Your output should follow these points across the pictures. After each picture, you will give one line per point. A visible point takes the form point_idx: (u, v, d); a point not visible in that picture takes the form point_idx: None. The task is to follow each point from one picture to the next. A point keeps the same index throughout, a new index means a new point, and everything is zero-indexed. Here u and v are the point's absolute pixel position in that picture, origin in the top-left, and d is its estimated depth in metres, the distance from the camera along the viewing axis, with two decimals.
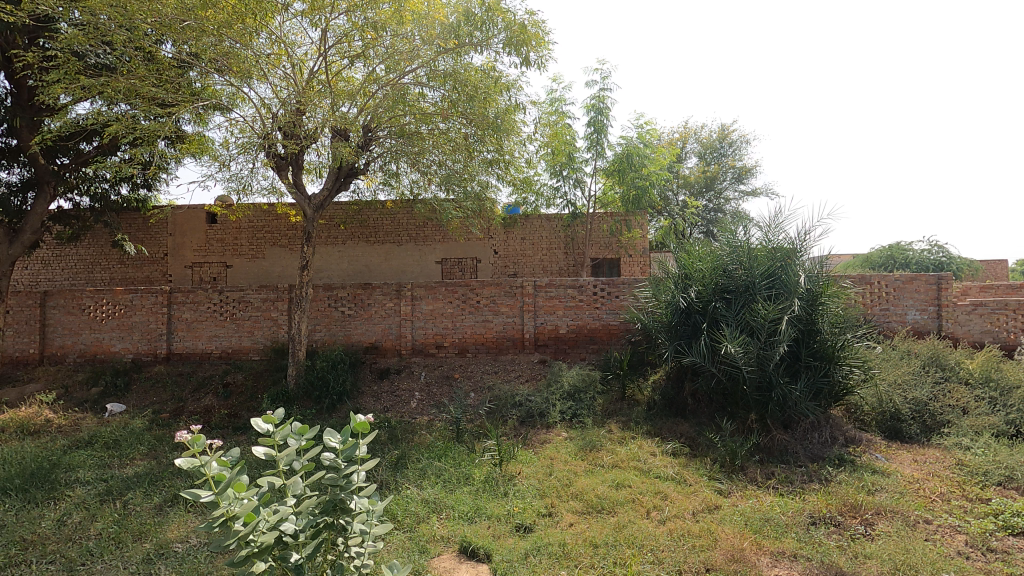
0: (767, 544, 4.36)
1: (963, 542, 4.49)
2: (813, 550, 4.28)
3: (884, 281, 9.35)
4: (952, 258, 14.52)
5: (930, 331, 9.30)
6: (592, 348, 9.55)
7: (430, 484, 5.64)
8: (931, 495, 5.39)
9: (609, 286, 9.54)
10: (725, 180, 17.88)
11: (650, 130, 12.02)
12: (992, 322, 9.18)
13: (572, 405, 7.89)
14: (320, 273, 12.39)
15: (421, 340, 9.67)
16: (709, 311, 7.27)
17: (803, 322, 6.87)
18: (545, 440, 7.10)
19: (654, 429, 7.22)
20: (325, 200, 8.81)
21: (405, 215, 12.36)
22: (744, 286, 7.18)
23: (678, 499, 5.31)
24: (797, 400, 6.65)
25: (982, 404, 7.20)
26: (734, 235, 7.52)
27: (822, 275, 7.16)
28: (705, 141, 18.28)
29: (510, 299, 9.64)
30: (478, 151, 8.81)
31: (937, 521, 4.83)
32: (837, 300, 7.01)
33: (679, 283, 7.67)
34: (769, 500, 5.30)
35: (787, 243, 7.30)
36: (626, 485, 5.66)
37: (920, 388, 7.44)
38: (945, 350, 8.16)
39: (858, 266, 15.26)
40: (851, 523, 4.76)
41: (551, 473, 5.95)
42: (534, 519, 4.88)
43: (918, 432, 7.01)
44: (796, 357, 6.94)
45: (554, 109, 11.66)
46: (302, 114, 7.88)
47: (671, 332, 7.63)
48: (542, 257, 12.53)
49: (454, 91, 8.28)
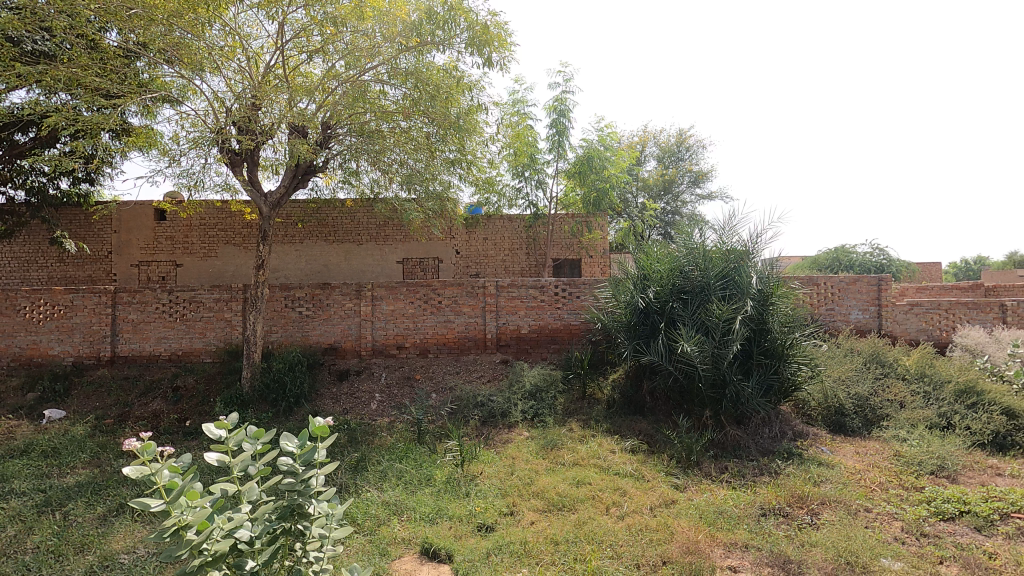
0: (720, 536, 4.52)
1: (899, 528, 4.77)
2: (763, 541, 4.46)
3: (829, 282, 9.81)
4: (892, 261, 15.40)
5: (872, 329, 9.81)
6: (554, 348, 9.66)
7: (391, 486, 5.58)
8: (871, 485, 5.69)
9: (570, 286, 9.66)
10: (683, 183, 18.32)
11: (611, 133, 12.20)
12: (926, 320, 9.75)
13: (533, 404, 7.96)
14: (276, 272, 12.07)
15: (382, 341, 9.56)
16: (667, 311, 7.48)
17: (755, 321, 7.13)
18: (507, 440, 7.13)
19: (614, 428, 7.37)
20: (282, 198, 8.55)
21: (365, 214, 12.19)
22: (700, 287, 7.44)
23: (636, 495, 5.44)
24: (749, 397, 6.90)
25: (917, 398, 7.60)
26: (690, 237, 7.78)
27: (772, 276, 7.45)
28: (664, 145, 18.73)
29: (472, 298, 9.66)
30: (440, 151, 8.79)
31: (876, 509, 5.10)
32: (787, 300, 7.31)
33: (637, 284, 7.89)
34: (722, 493, 5.49)
35: (740, 245, 7.58)
36: (587, 482, 5.76)
37: (861, 384, 7.81)
38: (885, 348, 8.61)
39: (807, 267, 15.93)
40: (799, 513, 4.99)
41: (512, 472, 5.99)
42: (496, 518, 4.91)
43: (861, 426, 7.36)
44: (748, 355, 7.21)
45: (515, 110, 11.67)
46: (258, 108, 7.69)
47: (630, 332, 7.82)
48: (503, 258, 12.58)
49: (416, 90, 8.18)
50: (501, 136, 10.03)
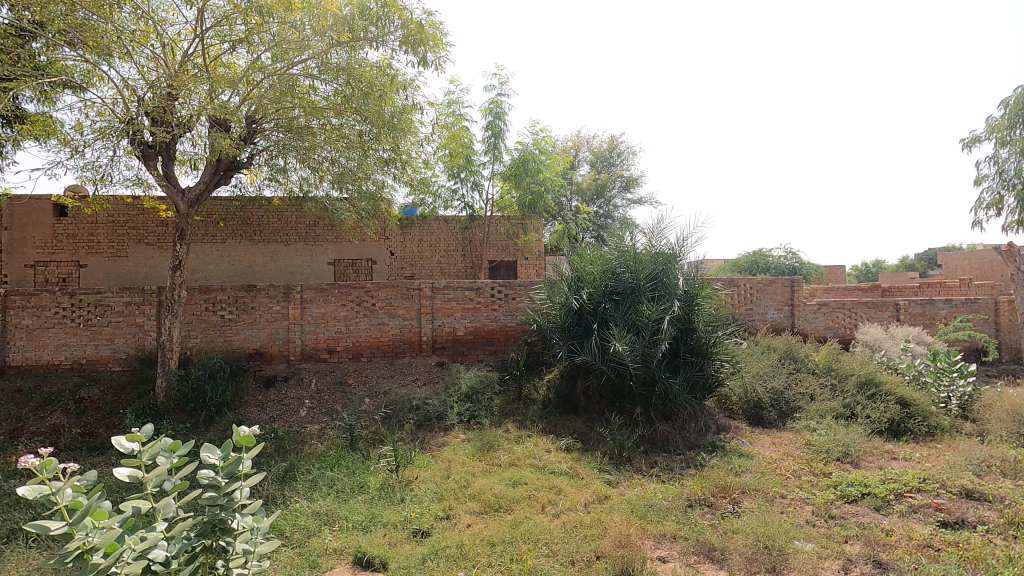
0: (650, 528, 4.69)
1: (810, 511, 5.14)
2: (689, 530, 4.66)
3: (748, 283, 10.43)
4: (803, 264, 16.58)
5: (786, 328, 10.52)
6: (490, 349, 9.68)
7: (321, 496, 5.38)
8: (786, 473, 6.09)
9: (506, 288, 9.71)
10: (614, 188, 18.88)
11: (545, 137, 12.39)
12: (832, 319, 10.58)
13: (469, 406, 7.93)
14: (195, 274, 11.34)
15: (312, 345, 9.21)
16: (600, 311, 7.68)
17: (682, 321, 7.46)
18: (443, 443, 7.06)
19: (549, 427, 7.48)
20: (202, 194, 8.04)
21: (294, 213, 11.70)
22: (631, 288, 7.69)
23: (571, 492, 5.54)
24: (676, 393, 7.21)
25: (825, 390, 8.21)
26: (622, 239, 8.03)
27: (697, 277, 7.82)
28: (597, 150, 19.24)
29: (407, 300, 9.50)
30: (374, 150, 8.59)
31: (791, 495, 5.47)
32: (711, 300, 7.70)
33: (571, 285, 8.05)
34: (652, 487, 5.70)
35: (668, 248, 7.91)
36: (523, 482, 5.81)
37: (777, 379, 8.35)
38: (798, 345, 9.26)
39: (728, 270, 16.85)
40: (722, 502, 5.27)
41: (448, 476, 5.93)
42: (432, 523, 4.85)
43: (777, 418, 7.87)
44: (676, 353, 7.53)
45: (450, 111, 11.61)
46: (174, 99, 7.20)
47: (565, 332, 7.97)
48: (439, 259, 12.47)
49: (348, 86, 8.01)
50: (437, 137, 9.94)
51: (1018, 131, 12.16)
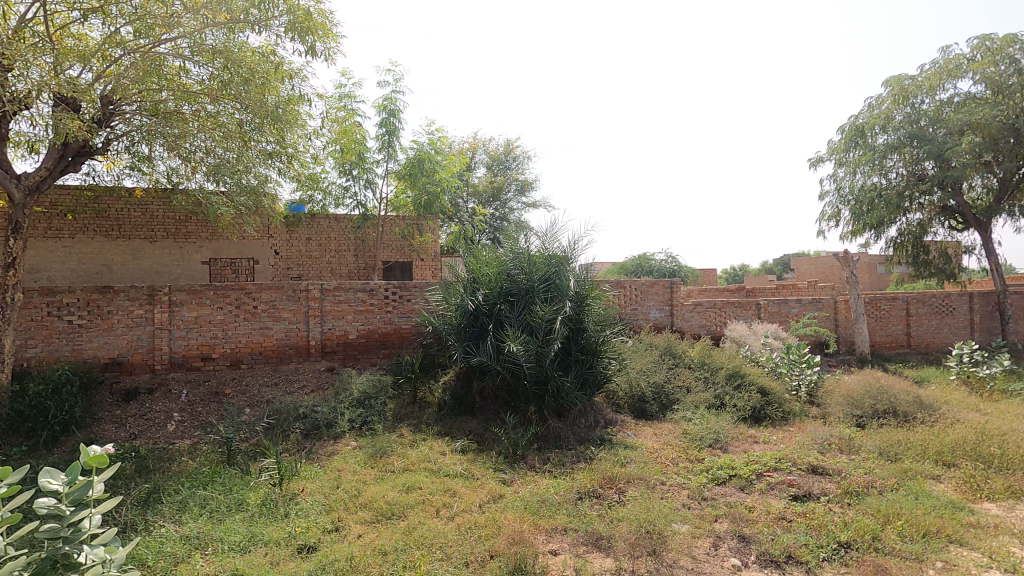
0: (542, 523, 4.82)
1: (686, 495, 5.57)
2: (579, 522, 4.85)
3: (633, 285, 11.10)
4: (682, 268, 17.96)
5: (666, 326, 11.33)
6: (384, 352, 9.41)
7: (192, 518, 4.89)
8: (665, 461, 6.55)
9: (400, 289, 9.50)
10: (510, 191, 19.19)
11: (441, 137, 12.28)
12: (705, 317, 11.58)
13: (361, 412, 7.65)
14: (34, 273, 9.84)
15: (183, 353, 8.38)
16: (495, 312, 7.77)
17: (573, 321, 7.76)
18: (332, 452, 6.74)
19: (444, 429, 7.42)
20: (43, 181, 7.00)
21: (161, 207, 10.56)
22: (525, 289, 7.86)
23: (466, 494, 5.54)
24: (567, 391, 7.48)
25: (699, 383, 8.94)
26: (517, 242, 8.18)
27: (587, 279, 8.18)
28: (493, 153, 19.46)
29: (293, 303, 8.95)
30: (256, 141, 8.02)
31: (670, 481, 5.89)
32: (599, 301, 8.08)
33: (467, 286, 8.07)
34: (544, 483, 5.85)
35: (560, 251, 8.19)
36: (418, 487, 5.70)
37: (658, 374, 8.96)
38: (676, 342, 10.00)
39: (616, 273, 17.81)
40: (609, 493, 5.54)
41: (338, 486, 5.66)
42: (319, 537, 4.60)
43: (658, 410, 8.43)
44: (568, 352, 7.82)
45: (341, 105, 11.13)
46: (7, 70, 6.21)
47: (460, 334, 7.97)
48: (329, 260, 11.89)
49: (226, 71, 7.41)
50: (326, 131, 9.49)
51: (851, 154, 14.13)
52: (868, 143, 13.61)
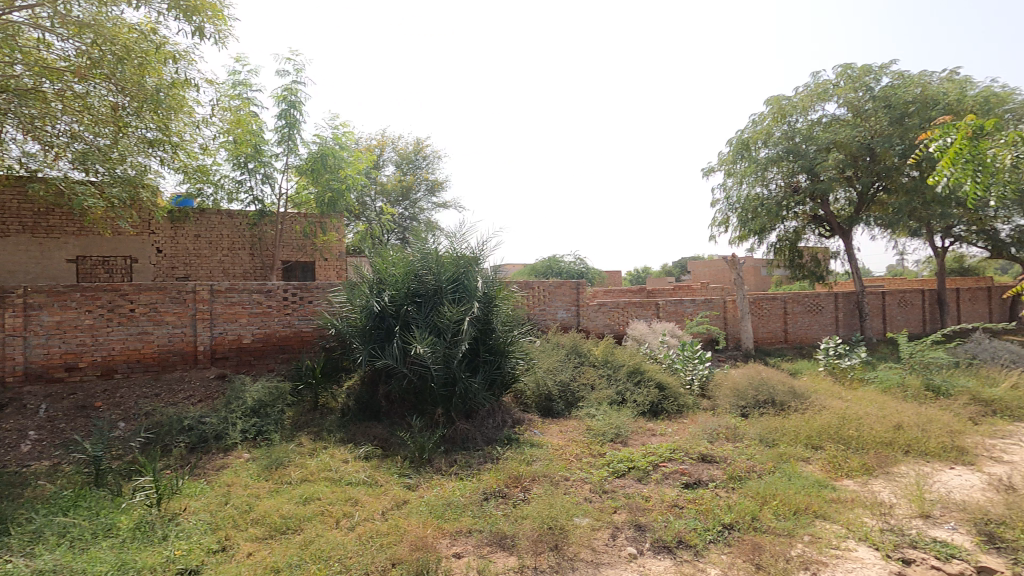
0: (447, 527, 4.77)
1: (588, 489, 5.74)
2: (484, 523, 4.84)
3: (541, 286, 11.32)
4: (589, 270, 18.61)
5: (573, 326, 11.67)
6: (282, 357, 8.88)
7: (48, 549, 4.31)
8: (570, 457, 6.73)
9: (301, 290, 9.01)
10: (420, 191, 18.90)
11: (346, 132, 11.81)
12: (610, 317, 12.07)
13: (256, 422, 7.15)
14: None
15: (42, 363, 7.41)
16: (401, 314, 7.59)
17: (481, 322, 7.76)
18: (222, 466, 6.25)
19: (347, 436, 7.13)
20: None
21: (14, 197, 9.31)
22: (433, 290, 7.75)
23: (368, 502, 5.35)
24: (475, 392, 7.46)
25: (603, 380, 9.28)
26: (425, 242, 8.05)
27: (496, 280, 8.22)
28: (402, 151, 19.06)
29: (177, 305, 8.21)
30: (134, 128, 7.31)
31: (573, 477, 6.05)
32: (507, 301, 8.15)
33: (372, 287, 7.82)
34: (450, 486, 5.79)
35: (468, 251, 8.16)
36: (316, 498, 5.43)
37: (564, 372, 9.20)
38: (582, 341, 10.31)
39: (527, 274, 18.10)
40: (514, 492, 5.59)
41: (226, 502, 5.25)
42: (202, 559, 4.24)
43: (564, 408, 8.66)
44: (476, 353, 7.80)
45: (235, 93, 10.38)
46: None
47: (365, 337, 7.71)
48: (221, 259, 11.04)
49: (96, 47, 6.61)
50: (217, 119, 8.82)
51: (738, 165, 15.37)
52: (752, 156, 14.87)
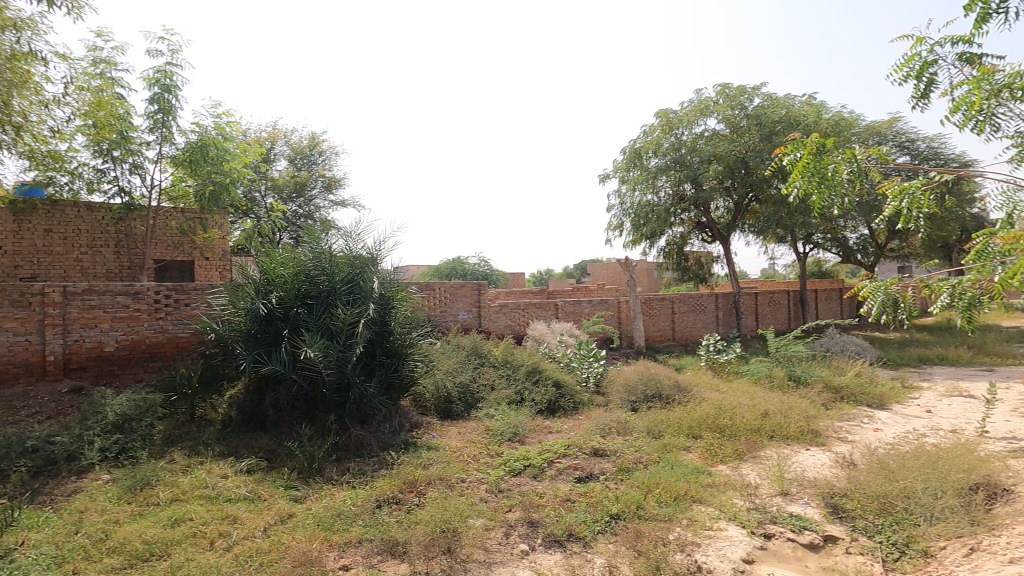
0: (335, 539, 4.56)
1: (484, 489, 5.76)
2: (375, 532, 4.68)
3: (442, 287, 11.22)
4: (492, 271, 18.76)
5: (474, 327, 11.70)
6: (153, 366, 8.05)
7: None
8: (467, 458, 6.71)
9: (176, 292, 8.23)
10: (315, 187, 18.04)
11: (230, 122, 10.96)
12: (511, 318, 12.24)
13: (118, 439, 6.40)
14: None
15: None
16: (291, 317, 7.16)
17: (377, 324, 7.52)
18: (74, 490, 5.51)
19: (228, 449, 6.60)
20: None
21: None
22: (325, 291, 7.40)
23: (249, 519, 4.98)
24: (371, 397, 7.21)
25: (503, 380, 9.37)
26: (317, 241, 7.67)
27: (393, 281, 8.03)
28: (296, 145, 18.06)
29: (20, 310, 7.19)
30: None
31: (469, 478, 6.04)
32: (406, 303, 7.99)
33: (259, 289, 7.31)
34: (341, 495, 5.55)
35: (365, 252, 7.91)
36: (189, 518, 4.96)
37: (464, 374, 9.17)
38: (482, 342, 10.35)
39: (431, 275, 17.87)
40: (409, 497, 5.48)
41: (77, 532, 4.63)
42: None
43: (463, 410, 8.63)
44: (372, 356, 7.54)
45: (96, 72, 9.28)
46: None
47: (250, 341, 7.19)
48: (78, 257, 9.83)
49: None
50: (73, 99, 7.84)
51: (631, 173, 16.27)
52: (643, 165, 15.80)
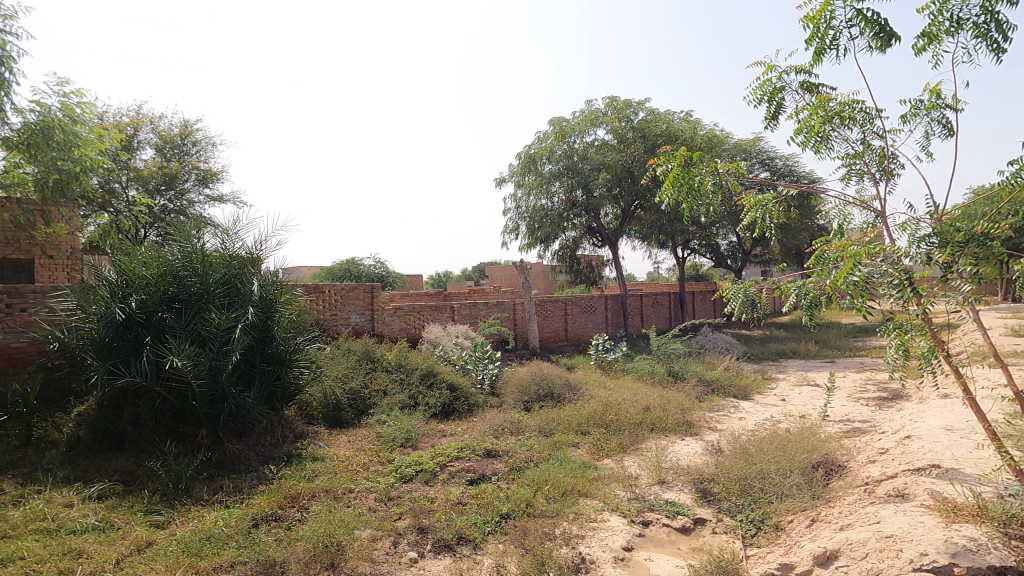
0: (202, 565, 4.17)
1: (373, 498, 5.56)
2: (250, 553, 4.34)
3: (332, 289, 10.71)
4: (389, 273, 18.28)
5: (366, 331, 11.30)
6: None
7: None
8: (356, 467, 6.45)
9: (9, 296, 7.22)
10: (188, 180, 16.47)
11: (82, 103, 9.67)
12: (406, 320, 12.03)
13: None
14: None
15: None
16: (154, 322, 6.45)
17: (257, 329, 7.00)
18: None
19: (73, 474, 5.80)
20: None
21: None
22: (197, 295, 6.76)
23: (97, 551, 4.39)
24: (249, 407, 6.68)
25: (396, 385, 9.13)
26: (187, 239, 6.99)
27: (276, 283, 7.55)
28: (164, 133, 16.35)
29: None
30: None
31: (358, 487, 5.81)
32: (289, 307, 7.57)
33: (115, 291, 6.51)
34: (212, 516, 5.08)
35: (243, 252, 7.37)
36: (18, 557, 4.27)
37: (354, 379, 8.81)
38: (374, 346, 10.02)
39: (323, 276, 16.93)
40: (290, 512, 5.16)
41: None
42: None
43: (353, 417, 8.30)
44: (251, 364, 6.99)
45: None
46: None
47: (103, 351, 6.37)
48: None
49: None
50: None
51: (526, 178, 16.65)
52: (537, 171, 16.25)
